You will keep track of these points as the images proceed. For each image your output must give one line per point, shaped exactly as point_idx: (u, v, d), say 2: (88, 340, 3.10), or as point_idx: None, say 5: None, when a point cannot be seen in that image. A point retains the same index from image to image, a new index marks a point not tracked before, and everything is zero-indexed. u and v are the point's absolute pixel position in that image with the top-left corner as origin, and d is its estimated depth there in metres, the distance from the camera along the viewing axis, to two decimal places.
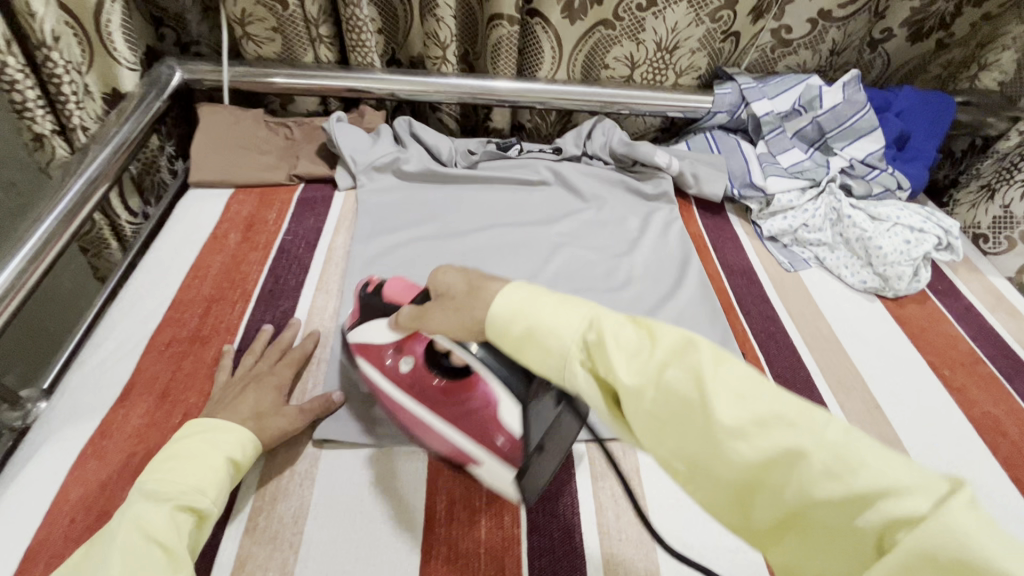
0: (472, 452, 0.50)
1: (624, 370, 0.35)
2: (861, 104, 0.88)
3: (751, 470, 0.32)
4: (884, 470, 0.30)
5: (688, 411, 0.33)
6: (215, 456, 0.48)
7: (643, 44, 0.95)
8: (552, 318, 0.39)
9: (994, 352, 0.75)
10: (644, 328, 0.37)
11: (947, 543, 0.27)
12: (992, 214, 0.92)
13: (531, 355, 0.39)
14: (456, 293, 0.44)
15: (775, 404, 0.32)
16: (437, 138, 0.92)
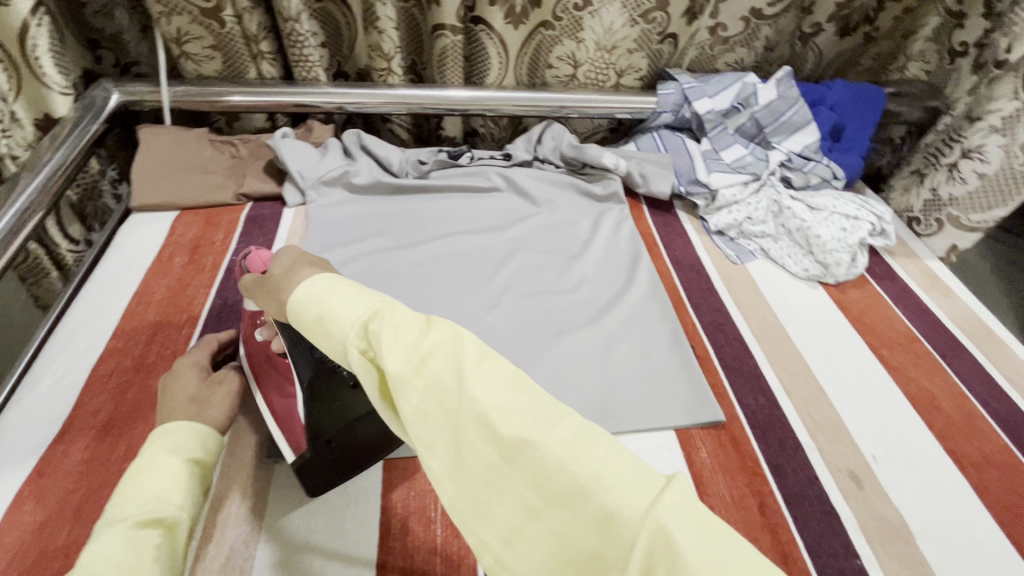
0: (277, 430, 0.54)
1: (392, 357, 0.35)
2: (794, 99, 0.92)
3: (499, 461, 0.32)
4: (608, 460, 0.31)
5: (444, 401, 0.34)
6: (172, 460, 0.44)
7: (584, 43, 0.97)
8: (342, 305, 0.40)
9: (929, 330, 0.79)
10: (425, 320, 0.38)
11: (649, 525, 0.28)
12: (923, 198, 0.97)
13: (321, 336, 0.40)
14: (278, 273, 0.47)
15: (521, 398, 0.34)
16: (387, 149, 0.92)
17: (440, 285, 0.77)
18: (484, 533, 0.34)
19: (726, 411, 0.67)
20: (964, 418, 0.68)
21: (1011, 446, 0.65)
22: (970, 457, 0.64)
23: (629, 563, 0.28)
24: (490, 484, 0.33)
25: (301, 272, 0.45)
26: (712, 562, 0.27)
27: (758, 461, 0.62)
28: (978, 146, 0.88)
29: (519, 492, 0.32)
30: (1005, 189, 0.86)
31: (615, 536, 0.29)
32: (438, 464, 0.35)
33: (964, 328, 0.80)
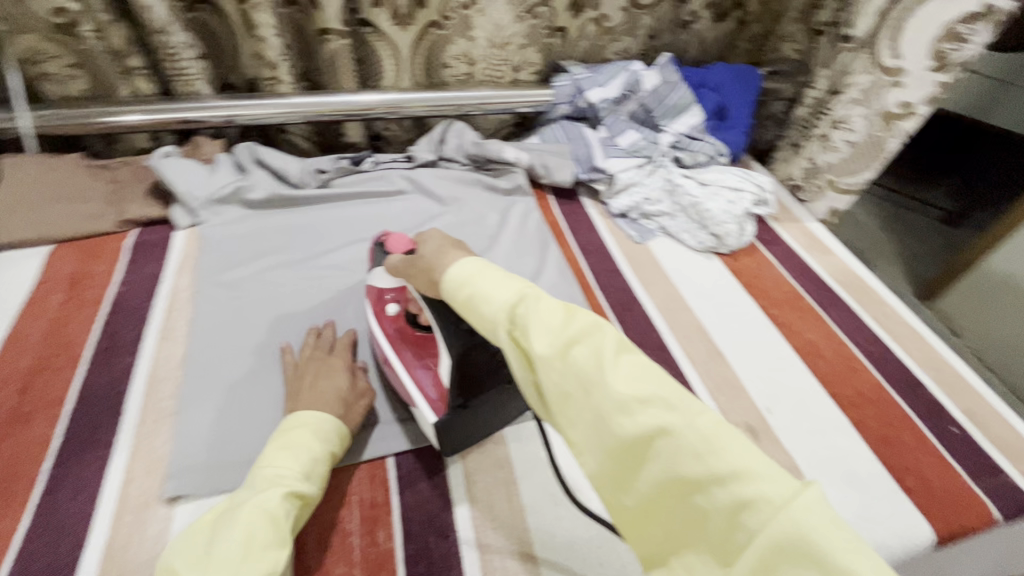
0: (420, 396, 0.59)
1: (541, 340, 0.38)
2: (675, 83, 0.97)
3: (633, 443, 0.35)
4: (747, 457, 0.32)
5: (584, 382, 0.37)
6: (317, 448, 0.53)
7: (475, 41, 0.98)
8: (489, 290, 0.43)
9: (811, 286, 0.87)
10: (567, 309, 0.41)
11: (785, 524, 0.29)
12: (802, 167, 1.06)
13: (471, 316, 0.44)
14: (424, 255, 0.52)
15: (661, 389, 0.36)
16: (284, 160, 0.89)
17: (347, 295, 0.77)
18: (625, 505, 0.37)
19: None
20: (843, 362, 0.75)
21: (883, 383, 0.73)
22: (849, 397, 0.71)
23: (757, 552, 0.29)
24: (626, 462, 0.36)
25: (451, 253, 0.49)
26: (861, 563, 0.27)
27: None
28: (844, 116, 0.96)
29: (654, 474, 0.35)
30: (868, 155, 0.96)
31: (748, 530, 0.30)
32: (577, 438, 0.38)
33: (841, 282, 0.88)
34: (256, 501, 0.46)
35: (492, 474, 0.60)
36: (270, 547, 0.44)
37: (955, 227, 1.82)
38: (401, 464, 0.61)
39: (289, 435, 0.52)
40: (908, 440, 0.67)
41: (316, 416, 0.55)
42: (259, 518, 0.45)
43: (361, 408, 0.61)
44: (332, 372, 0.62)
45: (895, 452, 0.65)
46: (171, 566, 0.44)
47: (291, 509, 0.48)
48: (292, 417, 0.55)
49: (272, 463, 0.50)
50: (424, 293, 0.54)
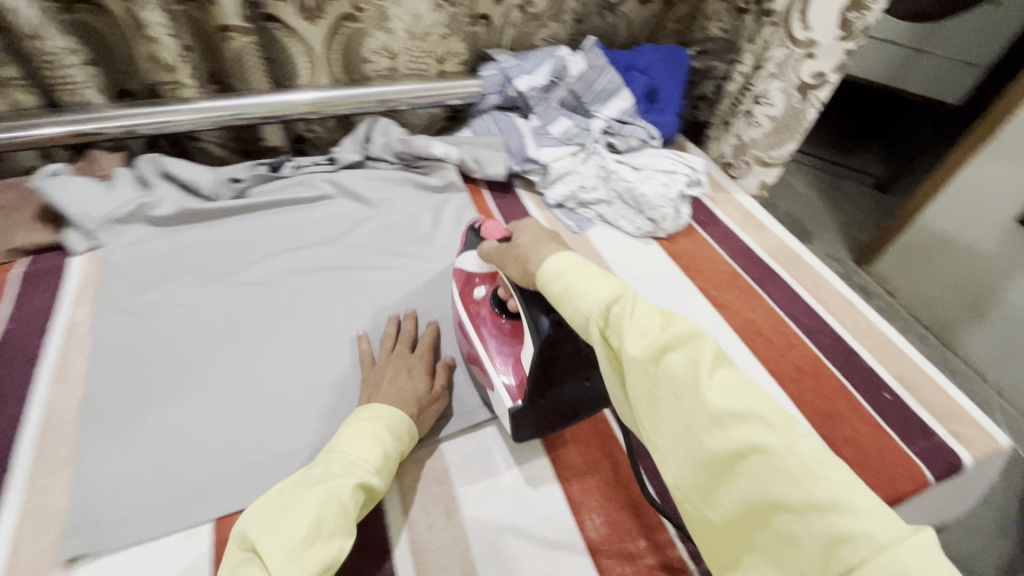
0: (498, 377, 0.62)
1: (637, 344, 0.43)
2: (602, 67, 0.95)
3: (723, 457, 0.38)
4: (849, 489, 0.34)
5: (676, 388, 0.41)
6: (389, 440, 0.54)
7: (394, 33, 0.93)
8: (587, 286, 0.48)
9: (748, 264, 0.87)
10: (665, 315, 0.45)
11: (886, 563, 0.30)
12: (732, 144, 1.07)
13: (566, 309, 0.49)
14: (524, 245, 0.57)
15: (757, 405, 0.38)
16: (194, 170, 0.82)
17: (270, 314, 0.72)
18: (708, 516, 0.40)
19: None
20: (782, 339, 0.76)
21: (820, 355, 0.74)
22: (789, 372, 0.72)
23: None
24: (714, 474, 0.39)
25: (546, 246, 0.54)
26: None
27: (607, 423, 0.67)
28: (764, 91, 0.96)
29: (743, 490, 0.37)
30: (790, 128, 0.97)
31: (843, 560, 0.32)
32: (664, 444, 0.42)
33: (777, 257, 0.89)
34: (330, 486, 0.48)
35: (431, 492, 0.58)
36: (336, 536, 0.47)
37: (886, 193, 1.98)
38: None
39: (367, 425, 0.54)
40: (845, 411, 0.68)
41: (393, 411, 0.57)
42: (330, 506, 0.47)
43: (431, 413, 0.62)
44: (412, 373, 0.64)
45: (834, 424, 0.66)
46: (244, 533, 0.47)
47: (357, 500, 0.50)
48: (368, 406, 0.57)
49: (345, 448, 0.52)
50: (513, 280, 0.58)
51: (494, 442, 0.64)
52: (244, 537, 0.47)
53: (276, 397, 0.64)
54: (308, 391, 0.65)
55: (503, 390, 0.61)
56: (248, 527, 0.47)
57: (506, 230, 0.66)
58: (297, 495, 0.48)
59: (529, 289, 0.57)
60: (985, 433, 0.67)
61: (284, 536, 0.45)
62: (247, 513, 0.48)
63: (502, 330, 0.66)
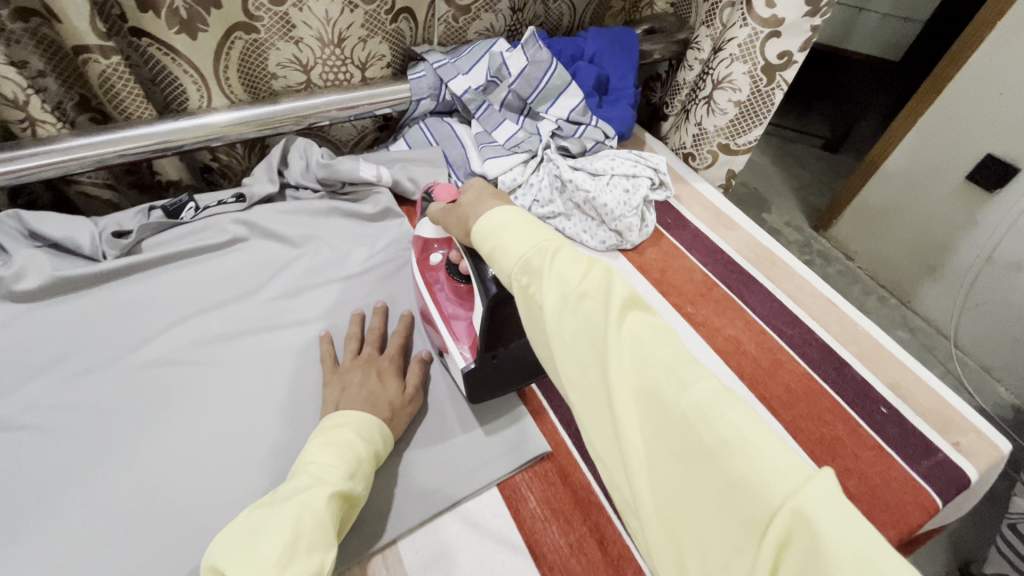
0: (452, 343, 0.62)
1: (554, 294, 0.42)
2: (547, 62, 0.82)
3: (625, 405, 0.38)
4: (739, 425, 0.34)
5: (589, 339, 0.40)
6: (359, 443, 0.51)
7: (303, 42, 0.79)
8: (510, 241, 0.47)
9: (722, 270, 0.80)
10: (586, 263, 0.44)
11: (779, 503, 0.30)
12: (691, 133, 0.99)
13: (493, 265, 0.48)
14: (466, 203, 0.56)
15: (662, 350, 0.38)
16: (68, 225, 0.67)
17: (177, 402, 0.60)
18: (605, 469, 0.40)
19: (552, 439, 0.63)
20: (768, 357, 0.69)
21: (809, 371, 0.68)
22: (779, 396, 0.65)
23: (747, 526, 0.31)
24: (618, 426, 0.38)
25: (487, 203, 0.53)
26: (849, 537, 0.28)
27: (588, 487, 0.59)
28: (725, 75, 0.88)
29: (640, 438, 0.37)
30: (758, 112, 0.90)
31: (734, 498, 0.32)
32: (574, 399, 0.41)
33: (751, 259, 0.82)
34: (303, 498, 0.44)
35: None
36: (318, 548, 0.43)
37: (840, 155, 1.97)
38: None
39: (335, 431, 0.51)
40: (843, 435, 0.62)
41: (361, 416, 0.54)
42: (305, 520, 0.43)
43: (404, 417, 0.59)
44: (382, 377, 0.61)
45: (834, 453, 0.60)
46: (214, 562, 0.42)
47: (336, 509, 0.46)
48: (334, 414, 0.54)
49: (315, 459, 0.48)
50: (459, 240, 0.58)
51: (461, 530, 0.55)
52: (213, 567, 0.42)
53: (189, 510, 0.53)
54: (232, 497, 0.55)
55: (455, 354, 0.61)
56: (217, 557, 0.42)
57: (457, 192, 0.63)
58: (266, 519, 0.43)
59: (471, 247, 0.56)
60: (987, 440, 0.62)
61: (260, 560, 0.40)
62: (215, 540, 0.44)
63: (457, 293, 0.64)
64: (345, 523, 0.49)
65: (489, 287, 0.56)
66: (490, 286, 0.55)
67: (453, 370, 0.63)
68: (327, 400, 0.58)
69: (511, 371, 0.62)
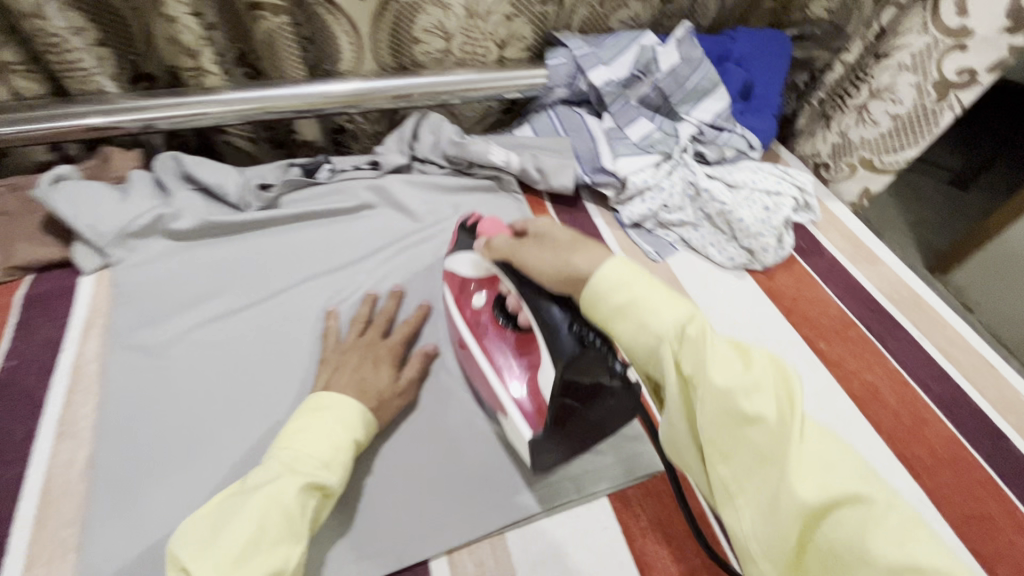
0: (511, 400, 0.54)
1: (721, 380, 0.37)
2: (698, 61, 0.80)
3: (809, 503, 0.34)
4: (934, 550, 0.31)
5: (763, 432, 0.36)
6: (340, 433, 0.49)
7: (451, 9, 0.78)
8: (652, 305, 0.41)
9: (862, 308, 0.73)
10: (740, 351, 0.39)
11: None
12: (831, 142, 0.90)
13: (622, 323, 0.41)
14: (560, 239, 0.49)
15: (837, 457, 0.35)
16: (217, 172, 0.71)
17: (278, 361, 0.62)
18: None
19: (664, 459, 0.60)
20: (910, 413, 0.63)
21: (958, 436, 0.61)
22: (920, 459, 0.59)
23: None
24: (803, 527, 0.34)
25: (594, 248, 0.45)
26: None
27: (703, 516, 0.55)
28: (888, 84, 0.80)
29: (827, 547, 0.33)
30: (914, 130, 0.79)
31: None
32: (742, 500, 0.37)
33: (894, 299, 0.74)
34: (272, 489, 0.43)
35: None
36: (283, 545, 0.42)
37: (966, 188, 1.46)
38: None
39: (316, 417, 0.49)
40: (996, 513, 0.56)
41: (346, 398, 0.52)
42: (272, 513, 0.42)
43: (391, 409, 0.57)
44: (376, 362, 0.58)
45: (982, 532, 0.54)
46: (174, 551, 0.41)
47: (306, 502, 0.45)
48: (321, 395, 0.52)
49: (290, 445, 0.47)
50: (539, 281, 0.49)
51: (569, 532, 0.54)
52: (172, 554, 0.40)
53: None
54: None
55: (519, 419, 0.53)
56: (181, 544, 0.41)
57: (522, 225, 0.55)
58: (235, 506, 0.43)
59: (555, 290, 0.48)
60: None
61: (222, 547, 0.40)
62: (179, 529, 0.42)
63: (511, 342, 0.57)
64: (320, 517, 0.47)
65: (572, 346, 0.46)
66: (568, 345, 0.46)
67: (510, 433, 0.55)
68: (320, 377, 0.57)
69: (581, 433, 0.49)
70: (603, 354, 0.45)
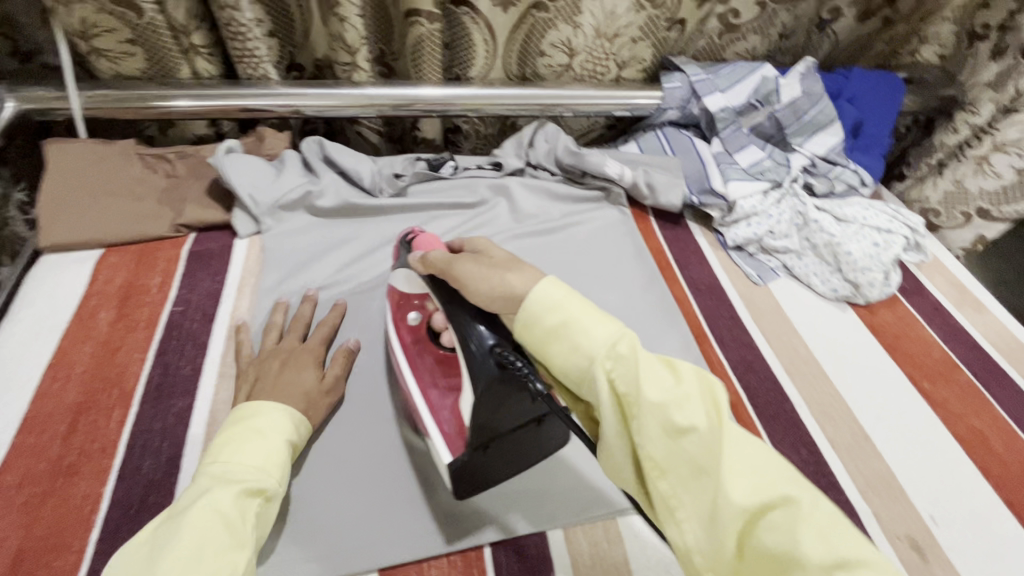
0: (431, 422, 0.54)
1: (651, 392, 0.39)
2: (819, 96, 0.83)
3: (744, 510, 0.35)
4: (861, 550, 0.32)
5: (698, 440, 0.38)
6: (273, 439, 0.47)
7: (581, 28, 0.82)
8: (586, 323, 0.43)
9: (968, 353, 0.73)
10: (672, 367, 0.41)
11: None
12: (943, 189, 0.90)
13: (556, 343, 0.43)
14: (498, 260, 0.49)
15: (767, 463, 0.37)
16: (356, 160, 0.78)
17: None
18: None
19: None
20: (1018, 463, 0.62)
21: None
22: None
23: None
24: (740, 534, 0.35)
25: (527, 273, 0.47)
26: None
27: None
28: (1013, 139, 0.80)
29: (760, 548, 0.34)
30: None
31: None
32: (683, 514, 0.38)
33: (1002, 349, 0.74)
34: (204, 499, 0.41)
35: None
36: (227, 552, 0.39)
37: None
38: (498, 558, 0.51)
39: (236, 430, 0.47)
40: None
41: (274, 405, 0.50)
42: (207, 523, 0.40)
43: (322, 409, 0.56)
44: (299, 364, 0.57)
45: None
46: None
47: (250, 506, 0.43)
48: (242, 407, 0.50)
49: (217, 458, 0.45)
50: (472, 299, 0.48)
51: None
52: None
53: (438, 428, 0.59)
54: None
55: (438, 443, 0.52)
56: None
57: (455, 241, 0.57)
58: (167, 532, 0.40)
59: (484, 312, 0.48)
60: None
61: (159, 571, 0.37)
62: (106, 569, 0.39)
63: (439, 363, 0.57)
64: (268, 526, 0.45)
65: (492, 367, 0.47)
66: (491, 366, 0.47)
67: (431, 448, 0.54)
68: (241, 392, 0.55)
69: (506, 461, 0.52)
70: (524, 376, 0.45)
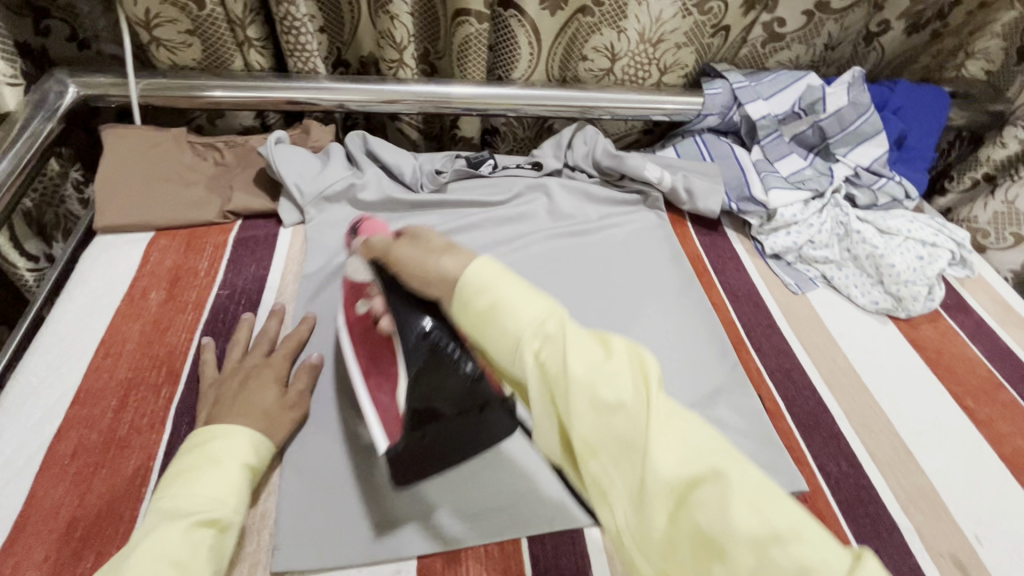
0: (370, 407, 0.52)
1: (579, 368, 0.39)
2: (866, 107, 0.82)
3: (674, 484, 0.35)
4: (789, 519, 0.33)
5: (627, 416, 0.38)
6: (228, 465, 0.45)
7: (625, 33, 0.83)
8: (517, 301, 0.42)
9: (1014, 373, 0.71)
10: (601, 343, 0.42)
11: None
12: (993, 210, 0.87)
13: (489, 325, 0.43)
14: (432, 244, 0.49)
15: (694, 436, 0.38)
16: (397, 156, 0.79)
17: None
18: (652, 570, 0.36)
19: (811, 480, 0.59)
20: None
21: None
22: None
23: None
24: (670, 511, 0.35)
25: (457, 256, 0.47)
26: None
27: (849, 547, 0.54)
28: None
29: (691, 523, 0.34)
30: None
31: None
32: (613, 492, 0.38)
33: None
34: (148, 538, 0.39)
35: None
36: None
37: None
38: (535, 552, 0.51)
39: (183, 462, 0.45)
40: None
41: (230, 428, 0.48)
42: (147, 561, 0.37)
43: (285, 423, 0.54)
44: (261, 380, 0.55)
45: None
46: None
47: (206, 538, 0.41)
48: (199, 433, 0.48)
49: (166, 494, 0.43)
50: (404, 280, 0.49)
51: None
52: None
53: None
54: None
55: (375, 431, 0.50)
56: None
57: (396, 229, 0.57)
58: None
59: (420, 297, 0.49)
60: None
61: None
62: None
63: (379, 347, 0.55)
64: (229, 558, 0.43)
65: (423, 352, 0.48)
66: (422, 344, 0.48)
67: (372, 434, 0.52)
68: (201, 414, 0.53)
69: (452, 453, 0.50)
70: (455, 359, 0.47)
